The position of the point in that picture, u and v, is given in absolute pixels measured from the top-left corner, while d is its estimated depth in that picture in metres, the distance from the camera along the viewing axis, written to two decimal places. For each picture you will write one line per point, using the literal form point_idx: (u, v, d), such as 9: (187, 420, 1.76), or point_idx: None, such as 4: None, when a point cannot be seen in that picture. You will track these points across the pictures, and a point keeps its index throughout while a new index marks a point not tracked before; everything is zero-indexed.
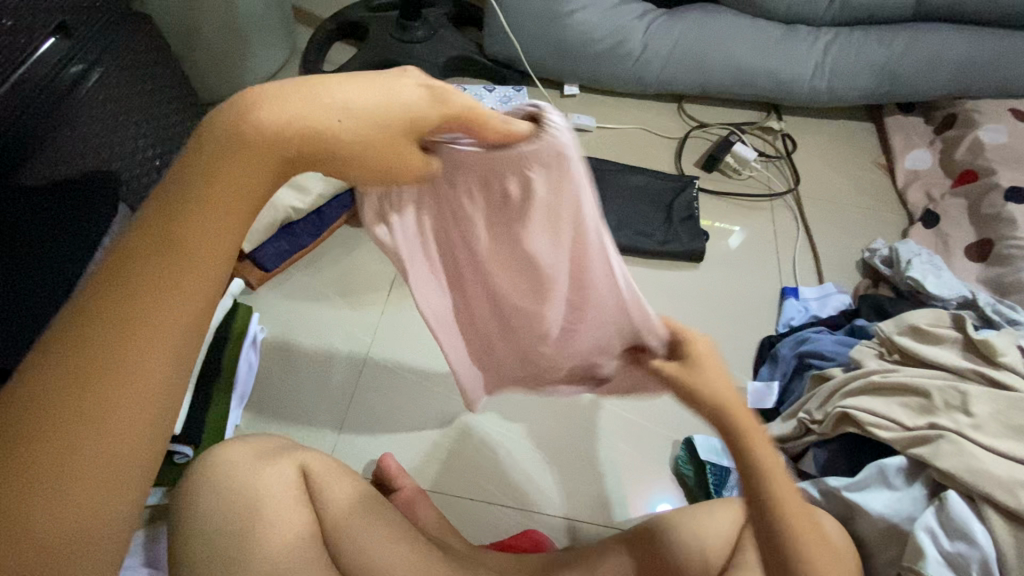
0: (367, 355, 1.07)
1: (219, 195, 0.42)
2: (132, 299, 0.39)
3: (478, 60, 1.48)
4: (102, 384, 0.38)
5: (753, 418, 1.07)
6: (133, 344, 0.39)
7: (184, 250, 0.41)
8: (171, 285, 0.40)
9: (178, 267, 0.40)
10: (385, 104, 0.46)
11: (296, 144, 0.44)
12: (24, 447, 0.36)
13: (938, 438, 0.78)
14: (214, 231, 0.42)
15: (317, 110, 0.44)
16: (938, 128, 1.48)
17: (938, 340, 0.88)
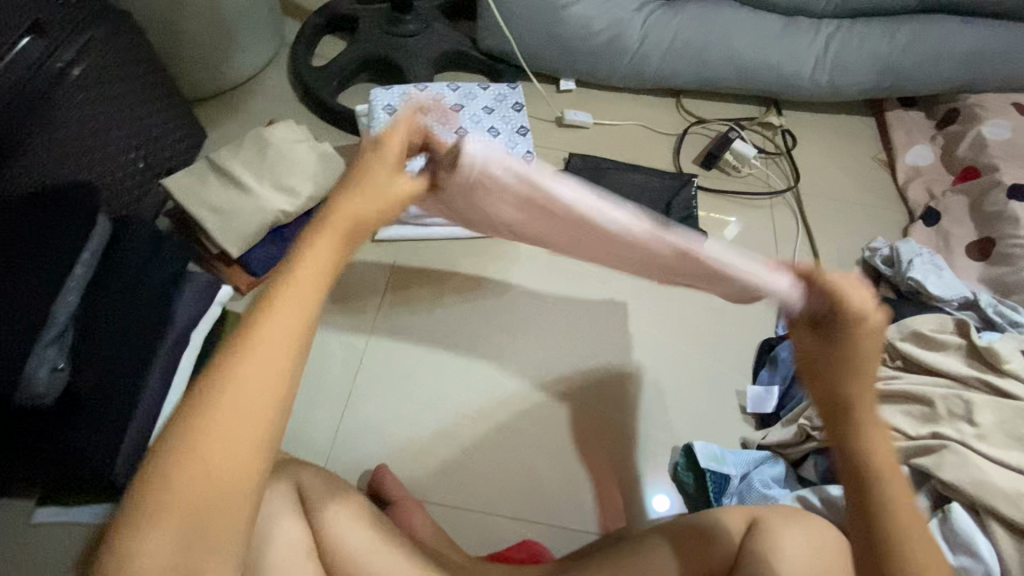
0: (360, 362, 1.05)
1: (309, 275, 0.48)
2: (235, 352, 0.43)
3: (473, 55, 1.44)
4: (204, 429, 0.41)
5: (752, 422, 1.06)
6: (231, 389, 0.42)
7: (280, 316, 0.45)
8: (266, 338, 0.44)
9: (276, 327, 0.44)
10: (383, 173, 0.56)
11: (346, 226, 0.52)
12: (151, 484, 0.40)
13: (941, 448, 0.77)
14: (304, 297, 0.47)
15: (350, 195, 0.54)
16: (940, 123, 1.45)
17: (942, 347, 0.86)
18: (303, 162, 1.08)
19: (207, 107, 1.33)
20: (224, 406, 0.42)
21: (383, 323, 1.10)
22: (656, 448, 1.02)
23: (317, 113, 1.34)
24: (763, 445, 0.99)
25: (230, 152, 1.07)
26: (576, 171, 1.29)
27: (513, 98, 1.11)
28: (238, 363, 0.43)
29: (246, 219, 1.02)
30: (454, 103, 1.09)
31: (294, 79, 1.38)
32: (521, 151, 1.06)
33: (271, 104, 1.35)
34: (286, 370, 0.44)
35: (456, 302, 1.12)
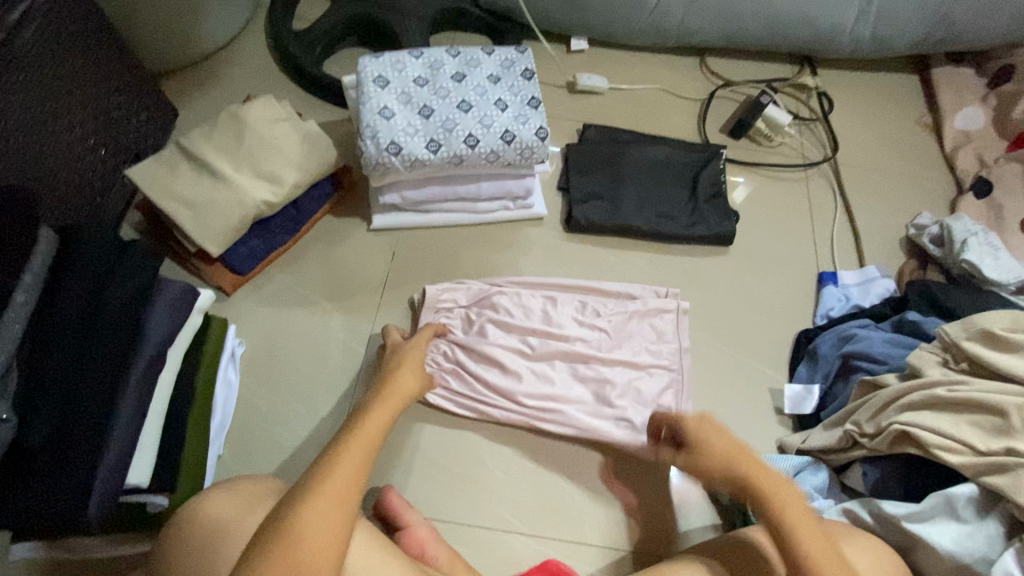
0: (360, 369, 0.97)
1: (380, 414, 0.72)
2: (342, 445, 0.66)
3: (472, 13, 1.28)
4: (313, 493, 0.61)
5: (789, 424, 0.99)
6: (329, 474, 0.62)
7: (349, 460, 0.64)
8: (361, 440, 0.67)
9: (350, 471, 0.63)
10: (414, 361, 0.83)
11: (402, 393, 0.78)
12: (272, 541, 0.57)
13: (1018, 467, 0.69)
14: (364, 451, 0.66)
15: (399, 366, 0.82)
16: (992, 81, 1.31)
17: (1015, 347, 0.76)
18: (287, 147, 0.96)
19: (177, 80, 1.18)
20: (300, 535, 0.57)
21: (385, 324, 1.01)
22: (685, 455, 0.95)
23: (301, 85, 1.20)
24: (804, 450, 0.91)
25: (202, 136, 0.94)
26: (592, 147, 1.16)
27: (521, 64, 0.97)
28: (333, 474, 0.62)
29: (224, 213, 0.90)
30: (454, 73, 0.94)
31: (273, 45, 1.23)
32: (533, 128, 0.93)
33: (249, 74, 1.21)
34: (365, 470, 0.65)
35: None
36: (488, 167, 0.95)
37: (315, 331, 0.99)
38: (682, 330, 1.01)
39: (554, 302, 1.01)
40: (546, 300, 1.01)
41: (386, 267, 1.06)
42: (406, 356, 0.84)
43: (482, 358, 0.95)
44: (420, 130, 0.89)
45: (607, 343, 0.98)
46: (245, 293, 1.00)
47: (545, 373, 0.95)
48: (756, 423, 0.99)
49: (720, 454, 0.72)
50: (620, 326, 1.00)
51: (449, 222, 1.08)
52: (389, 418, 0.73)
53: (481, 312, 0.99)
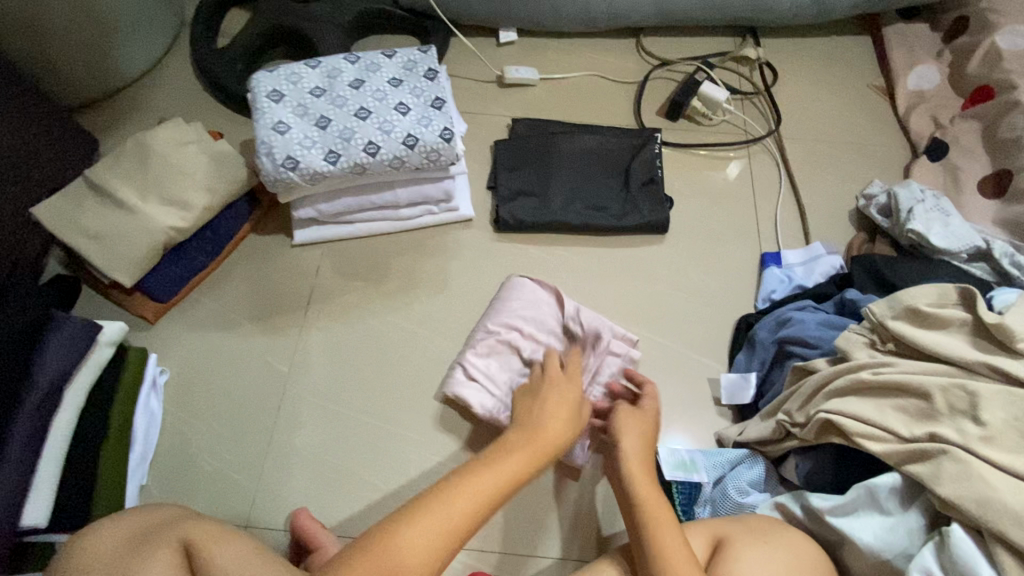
0: (284, 388, 0.96)
1: (513, 453, 0.67)
2: (479, 468, 0.63)
3: (394, 14, 1.24)
4: (426, 505, 0.58)
5: (728, 416, 0.95)
6: (453, 492, 0.60)
7: (488, 479, 0.62)
8: (495, 468, 0.64)
9: (475, 494, 0.60)
10: (563, 398, 0.76)
11: (550, 432, 0.71)
12: (369, 546, 0.54)
13: (939, 454, 0.64)
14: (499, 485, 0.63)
15: (552, 398, 0.76)
16: (947, 36, 1.24)
17: (941, 324, 0.72)
18: (193, 169, 0.95)
19: (101, 112, 1.19)
20: (401, 547, 0.54)
21: (311, 342, 1.00)
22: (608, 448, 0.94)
23: (224, 104, 1.19)
24: (741, 442, 0.87)
25: (107, 166, 0.94)
26: (518, 141, 1.13)
27: (425, 64, 0.94)
28: (461, 489, 0.60)
29: (132, 243, 0.90)
30: (353, 79, 0.92)
31: (195, 67, 1.22)
32: (436, 129, 0.90)
33: (173, 99, 1.20)
34: (488, 501, 0.60)
35: (387, 307, 1.03)
36: (394, 173, 0.93)
37: (241, 355, 0.98)
38: (618, 380, 0.95)
39: (520, 321, 0.97)
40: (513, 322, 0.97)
41: (312, 282, 1.04)
42: (554, 392, 0.77)
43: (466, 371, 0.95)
44: (318, 141, 0.87)
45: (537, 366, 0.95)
46: (167, 321, 0.99)
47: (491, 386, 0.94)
48: (696, 417, 0.95)
49: (626, 440, 0.78)
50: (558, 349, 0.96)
51: (372, 232, 1.06)
52: (524, 469, 0.66)
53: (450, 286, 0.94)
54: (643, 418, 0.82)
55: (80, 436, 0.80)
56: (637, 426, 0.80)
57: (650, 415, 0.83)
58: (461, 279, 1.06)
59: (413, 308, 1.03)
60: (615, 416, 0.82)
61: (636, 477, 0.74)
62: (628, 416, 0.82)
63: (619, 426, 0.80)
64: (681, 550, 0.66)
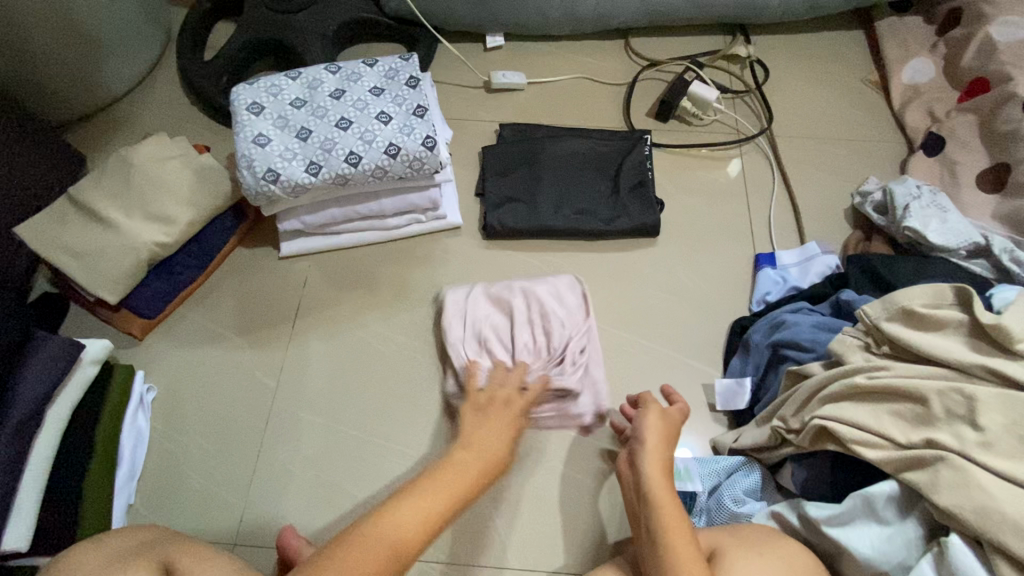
0: (272, 403, 0.95)
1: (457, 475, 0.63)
2: (408, 500, 0.60)
3: (380, 22, 1.24)
4: (352, 544, 0.57)
5: (724, 422, 0.93)
6: (379, 525, 0.58)
7: (418, 508, 0.59)
8: (428, 494, 0.60)
9: (406, 527, 0.58)
10: (507, 415, 0.72)
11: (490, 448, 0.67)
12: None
13: (937, 461, 0.62)
14: (436, 512, 0.60)
15: (492, 417, 0.71)
16: (941, 27, 1.22)
17: (937, 325, 0.70)
18: (177, 184, 0.95)
19: (89, 129, 1.19)
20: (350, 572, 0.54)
21: (299, 355, 0.99)
22: (601, 457, 0.93)
23: (212, 118, 1.19)
24: (737, 448, 0.85)
25: (90, 184, 0.93)
26: (506, 147, 1.11)
27: (407, 71, 0.93)
28: (391, 523, 0.58)
29: (116, 261, 0.89)
30: (334, 89, 0.91)
31: (182, 81, 1.22)
32: (419, 137, 0.89)
33: (160, 113, 1.20)
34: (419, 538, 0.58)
35: (375, 318, 1.02)
36: (378, 183, 0.91)
37: (229, 370, 0.97)
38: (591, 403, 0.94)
39: (527, 312, 0.96)
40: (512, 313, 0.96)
41: (300, 294, 1.03)
42: (499, 409, 0.73)
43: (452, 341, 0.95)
44: (299, 153, 0.86)
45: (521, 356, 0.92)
46: (155, 337, 0.98)
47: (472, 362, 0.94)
48: (691, 424, 0.93)
49: (650, 444, 0.76)
50: (553, 349, 0.93)
51: (360, 242, 1.05)
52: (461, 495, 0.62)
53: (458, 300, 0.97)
54: (668, 426, 0.79)
55: (63, 456, 0.79)
56: (662, 434, 0.78)
57: (674, 425, 0.80)
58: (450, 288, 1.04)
59: (402, 319, 1.02)
60: (643, 422, 0.78)
61: (659, 485, 0.71)
62: (656, 423, 0.78)
63: (647, 432, 0.77)
64: (692, 559, 0.65)
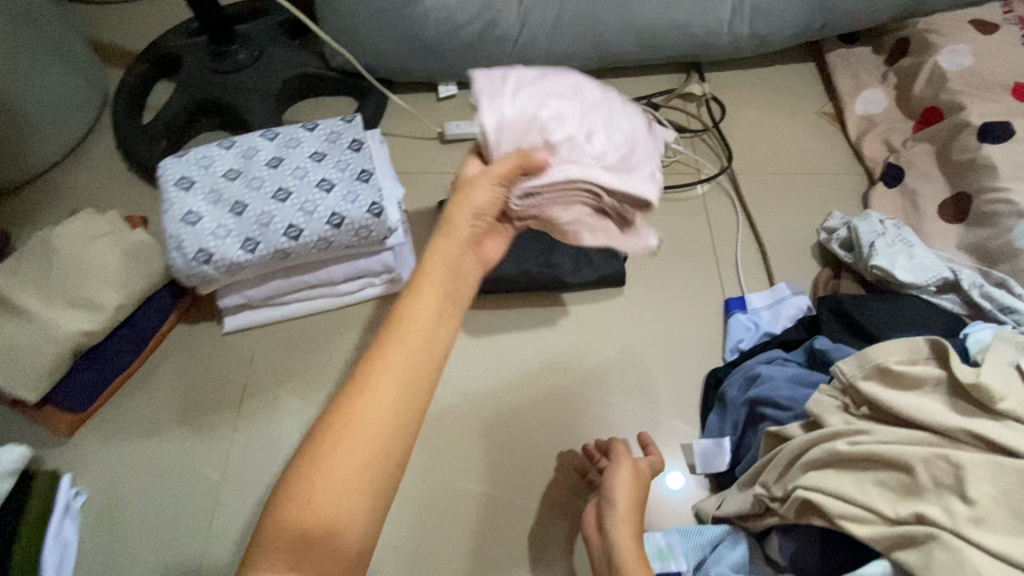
0: (218, 496, 0.87)
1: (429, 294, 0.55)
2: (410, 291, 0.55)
3: (327, 76, 1.20)
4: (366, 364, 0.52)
5: (706, 485, 0.88)
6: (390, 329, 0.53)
7: (417, 298, 0.54)
8: (421, 286, 0.55)
9: (413, 316, 0.53)
10: (489, 177, 0.62)
11: (465, 216, 0.61)
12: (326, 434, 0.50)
13: (929, 539, 0.57)
14: (435, 291, 0.55)
15: (462, 191, 0.62)
16: (890, 58, 1.22)
17: (915, 384, 0.66)
18: (104, 264, 0.88)
19: (18, 201, 1.12)
20: (372, 393, 0.50)
21: (246, 441, 0.91)
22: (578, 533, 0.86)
23: (148, 184, 1.12)
24: (720, 518, 0.79)
25: (9, 270, 0.86)
26: None
27: (350, 134, 0.89)
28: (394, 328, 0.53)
29: (37, 353, 0.82)
30: (271, 157, 0.86)
31: (118, 145, 1.16)
32: (364, 204, 0.83)
33: (95, 182, 1.14)
34: (432, 324, 0.54)
35: (329, 394, 0.95)
36: (323, 254, 0.86)
37: (169, 462, 0.89)
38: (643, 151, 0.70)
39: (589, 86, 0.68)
40: (601, 89, 0.71)
41: (246, 373, 0.95)
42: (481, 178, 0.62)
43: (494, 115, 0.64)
44: (233, 229, 0.80)
45: (592, 137, 0.66)
46: (87, 432, 0.90)
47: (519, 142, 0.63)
48: (673, 469, 0.89)
49: (619, 507, 0.74)
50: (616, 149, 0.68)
51: (310, 311, 0.98)
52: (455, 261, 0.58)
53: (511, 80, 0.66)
54: (638, 482, 0.78)
55: None
56: (632, 491, 0.77)
57: (644, 478, 0.80)
58: None
59: None
60: (614, 481, 0.77)
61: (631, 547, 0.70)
62: (628, 480, 0.78)
63: (618, 493, 0.75)
64: None
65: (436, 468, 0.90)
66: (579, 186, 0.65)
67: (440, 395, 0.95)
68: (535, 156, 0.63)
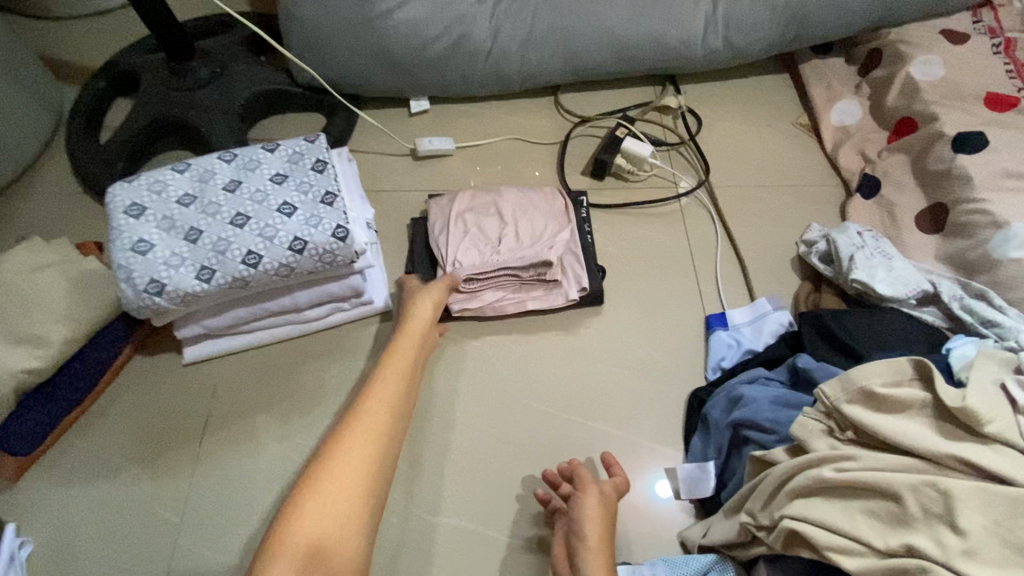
0: (177, 539, 0.82)
1: (397, 362, 0.80)
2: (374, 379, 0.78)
3: (293, 93, 1.16)
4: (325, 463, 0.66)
5: (691, 511, 0.85)
6: (354, 416, 0.72)
7: (377, 398, 0.74)
8: (380, 383, 0.77)
9: (376, 407, 0.73)
10: (437, 293, 0.90)
11: (420, 323, 0.86)
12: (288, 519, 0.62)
13: (921, 573, 0.55)
14: (392, 386, 0.77)
15: (413, 302, 0.89)
16: (862, 68, 1.23)
17: (900, 406, 0.64)
18: (49, 297, 0.82)
19: None
20: (329, 491, 0.64)
21: (207, 480, 0.86)
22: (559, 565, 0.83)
23: (104, 208, 1.07)
24: (706, 547, 0.76)
25: None
26: (433, 217, 1.02)
27: (313, 155, 0.85)
28: (358, 420, 0.72)
29: None
30: (229, 181, 0.81)
31: (72, 167, 1.11)
32: (328, 229, 0.79)
33: (49, 207, 1.08)
34: (390, 407, 0.74)
35: (296, 426, 0.90)
36: (286, 280, 0.82)
37: (123, 505, 0.83)
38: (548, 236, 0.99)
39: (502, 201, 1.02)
40: (492, 194, 1.04)
41: (206, 407, 0.90)
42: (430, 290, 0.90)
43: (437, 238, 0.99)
44: (188, 258, 0.76)
45: (503, 236, 0.99)
46: (34, 475, 0.84)
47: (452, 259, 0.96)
48: (660, 477, 0.87)
49: (587, 540, 0.74)
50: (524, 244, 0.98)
51: (275, 339, 0.94)
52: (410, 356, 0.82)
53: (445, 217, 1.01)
54: (605, 510, 0.78)
55: None
56: (600, 522, 0.77)
57: (611, 504, 0.79)
58: None
59: (328, 423, 0.90)
60: (581, 514, 0.77)
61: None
62: (595, 511, 0.77)
63: (586, 525, 0.75)
64: None
65: (411, 502, 0.86)
66: (496, 275, 0.95)
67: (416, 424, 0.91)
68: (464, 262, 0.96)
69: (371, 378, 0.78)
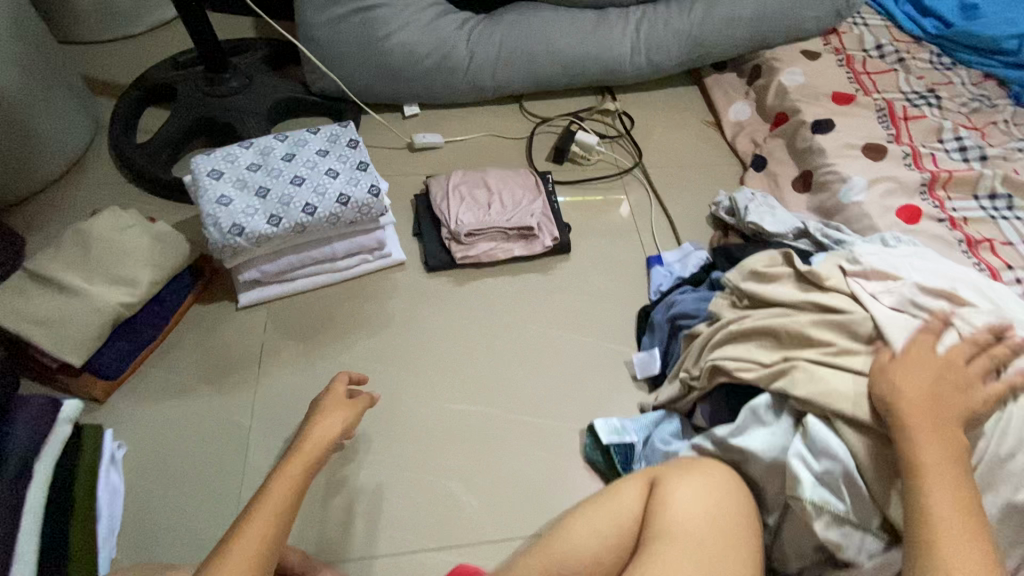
0: (244, 439, 1.01)
1: (285, 483, 0.75)
2: (256, 502, 0.74)
3: (308, 100, 1.42)
4: None
5: (645, 387, 1.13)
6: (231, 542, 0.69)
7: (257, 523, 0.71)
8: (265, 509, 0.72)
9: (253, 535, 0.70)
10: (342, 411, 0.86)
11: (317, 442, 0.81)
12: None
13: (790, 368, 0.85)
14: (274, 512, 0.73)
15: (322, 416, 0.85)
16: (749, 80, 1.62)
17: (775, 279, 0.97)
18: (135, 248, 1.02)
19: (23, 213, 1.24)
20: None
21: (267, 394, 1.06)
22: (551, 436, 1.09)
23: (151, 193, 1.28)
24: (658, 405, 1.05)
25: (51, 257, 1.00)
26: (434, 191, 1.29)
27: (347, 136, 1.11)
28: (231, 546, 0.68)
29: (82, 323, 0.95)
30: (285, 153, 1.06)
31: (117, 161, 1.30)
32: (365, 187, 1.05)
33: (100, 193, 1.28)
34: (269, 533, 0.71)
35: (336, 350, 1.12)
36: (332, 229, 1.06)
37: (197, 418, 1.02)
38: (527, 203, 1.28)
39: (489, 179, 1.31)
40: (479, 173, 1.33)
41: (260, 339, 1.11)
42: (334, 404, 0.87)
43: (440, 205, 1.26)
44: (260, 209, 0.99)
45: (492, 202, 1.27)
46: (118, 397, 1.02)
47: (454, 218, 1.23)
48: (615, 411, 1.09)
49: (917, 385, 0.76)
50: (508, 208, 1.27)
51: (315, 286, 1.17)
52: (300, 478, 0.77)
53: (446, 190, 1.28)
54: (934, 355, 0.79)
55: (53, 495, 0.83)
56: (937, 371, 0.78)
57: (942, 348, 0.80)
58: (401, 314, 1.18)
59: (363, 346, 1.13)
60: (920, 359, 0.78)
61: (930, 479, 0.70)
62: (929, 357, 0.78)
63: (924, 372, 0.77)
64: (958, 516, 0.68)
65: None
66: (489, 229, 1.23)
67: (434, 343, 1.15)
68: (462, 220, 1.23)
69: (251, 500, 0.74)
